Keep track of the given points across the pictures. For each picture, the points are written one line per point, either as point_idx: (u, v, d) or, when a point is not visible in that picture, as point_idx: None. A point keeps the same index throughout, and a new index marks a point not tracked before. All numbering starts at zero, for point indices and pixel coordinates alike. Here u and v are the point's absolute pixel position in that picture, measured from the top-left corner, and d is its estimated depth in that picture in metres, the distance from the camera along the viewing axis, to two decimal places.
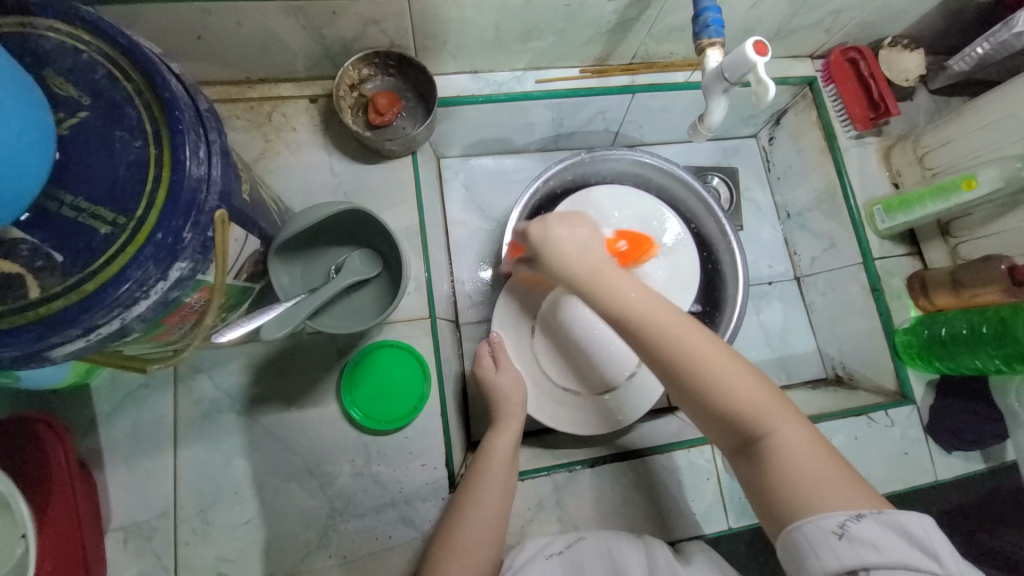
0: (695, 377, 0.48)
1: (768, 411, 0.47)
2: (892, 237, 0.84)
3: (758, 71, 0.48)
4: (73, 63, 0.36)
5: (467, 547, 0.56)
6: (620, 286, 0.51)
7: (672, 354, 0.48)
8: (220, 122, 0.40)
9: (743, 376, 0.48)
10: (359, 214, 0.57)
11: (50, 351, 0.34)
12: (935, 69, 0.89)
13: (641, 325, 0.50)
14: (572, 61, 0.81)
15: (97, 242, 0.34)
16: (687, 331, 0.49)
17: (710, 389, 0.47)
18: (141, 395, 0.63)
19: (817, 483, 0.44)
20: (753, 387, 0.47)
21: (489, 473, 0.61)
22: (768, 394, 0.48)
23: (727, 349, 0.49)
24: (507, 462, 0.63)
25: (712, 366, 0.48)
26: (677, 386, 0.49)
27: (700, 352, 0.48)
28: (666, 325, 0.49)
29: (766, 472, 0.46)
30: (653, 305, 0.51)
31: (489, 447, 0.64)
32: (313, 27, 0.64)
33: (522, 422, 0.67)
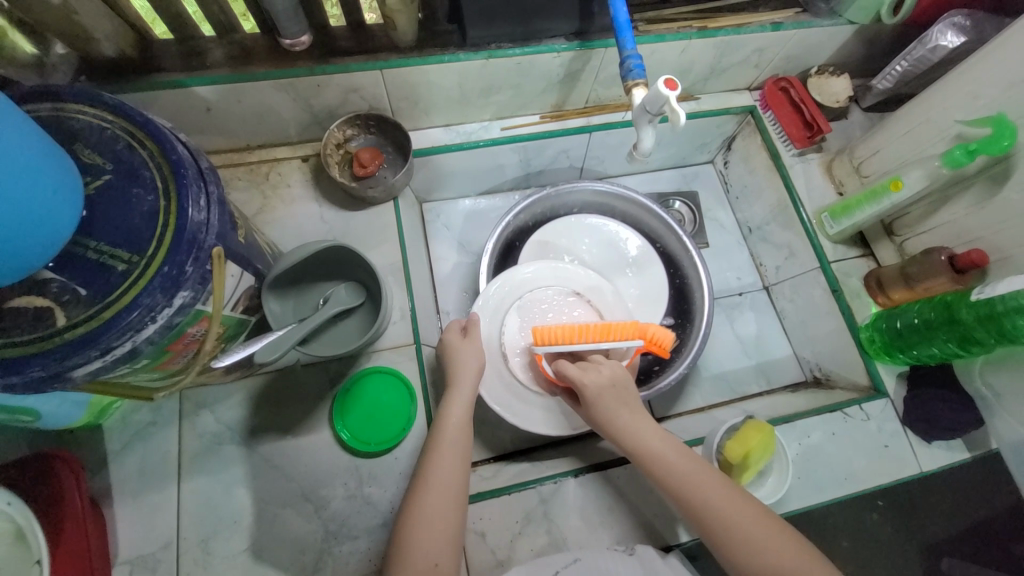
0: (735, 537, 0.54)
1: (792, 556, 0.52)
2: (844, 241, 0.90)
3: (671, 103, 0.57)
4: (99, 138, 0.44)
5: (431, 515, 0.56)
6: (659, 446, 0.61)
7: (711, 517, 0.55)
8: (218, 177, 0.49)
9: (780, 538, 0.53)
10: (340, 250, 0.65)
11: (74, 371, 0.40)
12: (862, 89, 0.99)
13: (679, 486, 0.58)
14: (532, 109, 0.91)
15: (116, 277, 0.41)
16: (720, 491, 0.56)
17: (750, 550, 0.53)
18: (149, 432, 0.68)
19: None
20: (788, 543, 0.53)
21: (445, 441, 0.61)
22: (788, 540, 0.53)
23: (758, 506, 0.56)
24: (461, 431, 0.63)
25: (753, 529, 0.54)
26: (721, 547, 0.54)
27: (736, 514, 0.55)
28: (703, 484, 0.57)
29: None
30: (700, 466, 0.59)
31: (443, 414, 0.64)
32: (302, 98, 0.75)
33: (475, 388, 0.67)
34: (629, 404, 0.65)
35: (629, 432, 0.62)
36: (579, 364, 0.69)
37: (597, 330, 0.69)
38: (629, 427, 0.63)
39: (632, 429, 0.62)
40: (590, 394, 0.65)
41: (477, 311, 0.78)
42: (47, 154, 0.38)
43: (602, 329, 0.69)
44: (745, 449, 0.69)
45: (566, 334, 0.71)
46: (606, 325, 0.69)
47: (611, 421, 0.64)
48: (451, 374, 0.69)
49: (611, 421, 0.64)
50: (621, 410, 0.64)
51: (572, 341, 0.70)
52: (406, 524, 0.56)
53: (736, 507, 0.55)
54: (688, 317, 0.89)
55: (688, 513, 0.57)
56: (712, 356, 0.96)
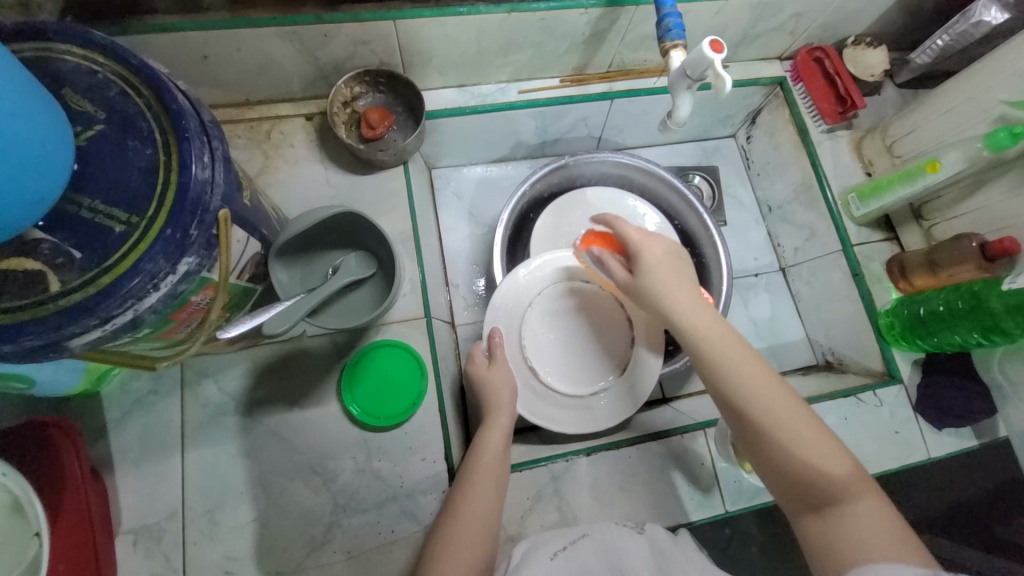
0: (774, 433, 0.52)
1: (830, 463, 0.50)
2: (868, 223, 0.87)
3: (716, 68, 0.52)
4: (89, 83, 0.40)
5: (466, 540, 0.58)
6: (716, 334, 0.57)
7: (757, 412, 0.52)
8: (222, 132, 0.44)
9: (825, 444, 0.51)
10: (351, 217, 0.61)
11: (72, 340, 0.37)
12: (898, 64, 0.94)
13: (728, 376, 0.54)
14: (552, 72, 0.85)
15: (113, 239, 0.37)
16: (774, 394, 0.53)
17: (788, 449, 0.51)
18: (150, 400, 0.65)
19: (878, 539, 0.47)
20: (831, 452, 0.51)
21: (483, 470, 0.62)
22: (832, 450, 0.51)
23: (810, 413, 0.53)
24: (499, 459, 0.64)
25: (795, 430, 0.51)
26: (755, 437, 0.53)
27: (783, 413, 0.52)
28: (756, 381, 0.54)
29: (832, 533, 0.49)
30: (757, 364, 0.55)
31: (479, 443, 0.65)
32: (307, 50, 0.69)
33: (511, 416, 0.68)
34: (686, 281, 0.62)
35: (687, 323, 0.58)
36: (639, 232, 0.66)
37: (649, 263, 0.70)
38: (686, 307, 0.59)
39: (686, 310, 0.59)
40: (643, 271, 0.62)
41: (498, 300, 0.76)
42: (32, 98, 0.33)
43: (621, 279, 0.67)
44: None
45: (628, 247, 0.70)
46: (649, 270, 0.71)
47: (665, 300, 0.60)
48: (486, 401, 0.69)
49: (666, 300, 0.60)
50: (677, 285, 0.60)
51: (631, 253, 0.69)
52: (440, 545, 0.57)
53: (785, 408, 0.52)
54: (704, 297, 0.87)
55: (728, 403, 0.55)
56: None
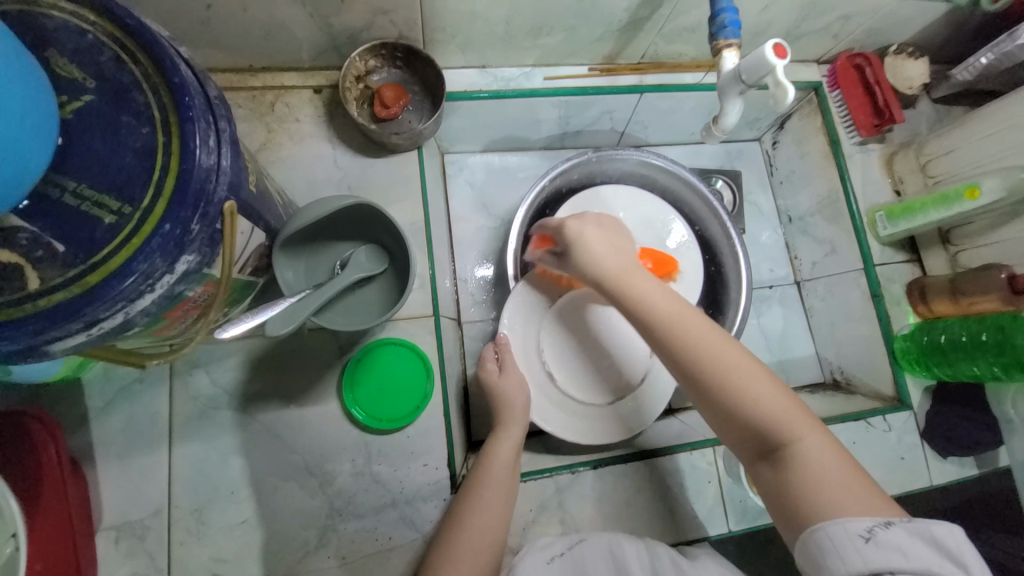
0: (712, 383, 0.48)
1: (779, 407, 0.46)
2: (892, 244, 0.85)
3: (777, 75, 0.48)
4: (78, 45, 0.34)
5: (470, 551, 0.55)
6: (655, 293, 0.52)
7: (692, 359, 0.49)
8: (229, 110, 0.39)
9: (770, 384, 0.47)
10: (363, 208, 0.56)
11: (52, 345, 0.32)
12: (938, 78, 0.89)
13: (660, 324, 0.51)
14: (581, 59, 0.80)
15: (102, 231, 0.32)
16: (729, 349, 0.49)
17: (733, 400, 0.47)
18: (135, 390, 0.61)
19: (833, 488, 0.43)
20: (779, 398, 0.47)
21: (490, 480, 0.59)
22: (782, 396, 0.47)
23: (765, 366, 0.49)
24: (508, 470, 0.61)
25: (744, 369, 0.48)
26: (696, 392, 0.49)
27: (727, 354, 0.48)
28: (690, 326, 0.50)
29: (789, 488, 0.45)
30: (697, 316, 0.51)
31: (490, 452, 0.63)
32: (320, 15, 0.62)
33: (523, 427, 0.66)
34: (617, 244, 0.58)
35: (599, 268, 0.55)
36: (586, 218, 0.60)
37: None
38: (618, 273, 0.54)
39: (609, 263, 0.55)
40: (584, 250, 0.57)
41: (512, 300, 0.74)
42: (9, 62, 0.28)
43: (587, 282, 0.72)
44: None
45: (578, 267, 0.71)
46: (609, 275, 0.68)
47: (605, 266, 0.55)
48: (500, 410, 0.67)
49: (601, 267, 0.55)
50: (592, 241, 0.57)
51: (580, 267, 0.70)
52: (442, 554, 0.55)
53: (730, 354, 0.49)
54: (720, 309, 0.84)
55: (663, 348, 0.51)
56: None
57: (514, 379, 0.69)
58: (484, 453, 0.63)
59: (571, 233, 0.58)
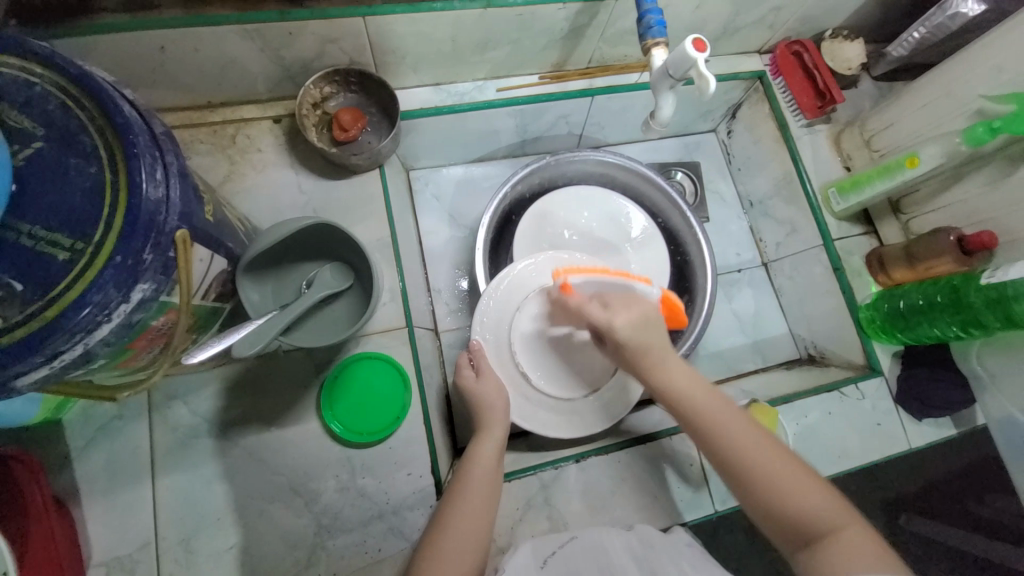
0: (743, 465, 0.52)
1: (805, 486, 0.50)
2: (848, 217, 0.87)
3: (699, 67, 0.51)
4: (26, 96, 0.36)
5: (455, 551, 0.55)
6: (687, 379, 0.57)
7: (726, 446, 0.53)
8: (177, 145, 0.41)
9: (795, 467, 0.51)
10: (324, 229, 0.58)
11: (17, 380, 0.34)
12: (875, 57, 0.94)
13: (695, 412, 0.56)
14: (531, 69, 0.83)
15: (56, 268, 0.34)
16: (756, 437, 0.53)
17: (769, 488, 0.50)
18: (115, 427, 0.62)
19: (856, 555, 0.46)
20: (805, 482, 0.51)
21: (473, 481, 0.60)
22: (807, 479, 0.51)
23: (793, 454, 0.53)
24: (491, 469, 0.62)
25: (771, 456, 0.52)
26: (732, 476, 0.53)
27: (752, 442, 0.53)
28: (729, 419, 0.54)
29: (818, 560, 0.47)
30: (734, 411, 0.55)
31: (472, 455, 0.64)
32: (271, 49, 0.65)
33: (504, 427, 0.67)
34: (658, 338, 0.60)
35: (649, 363, 0.59)
36: (603, 305, 0.63)
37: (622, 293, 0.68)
38: (643, 352, 0.59)
39: (641, 345, 0.59)
40: (613, 326, 0.60)
41: (484, 307, 0.74)
42: None
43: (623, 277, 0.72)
44: None
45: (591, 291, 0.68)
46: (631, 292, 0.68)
47: (641, 351, 0.59)
48: (482, 412, 0.68)
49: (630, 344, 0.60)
50: (648, 343, 0.59)
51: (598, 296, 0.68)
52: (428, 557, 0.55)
53: (753, 438, 0.53)
54: (689, 296, 0.87)
55: (701, 437, 0.55)
56: (709, 335, 0.95)
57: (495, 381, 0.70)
58: (467, 456, 0.64)
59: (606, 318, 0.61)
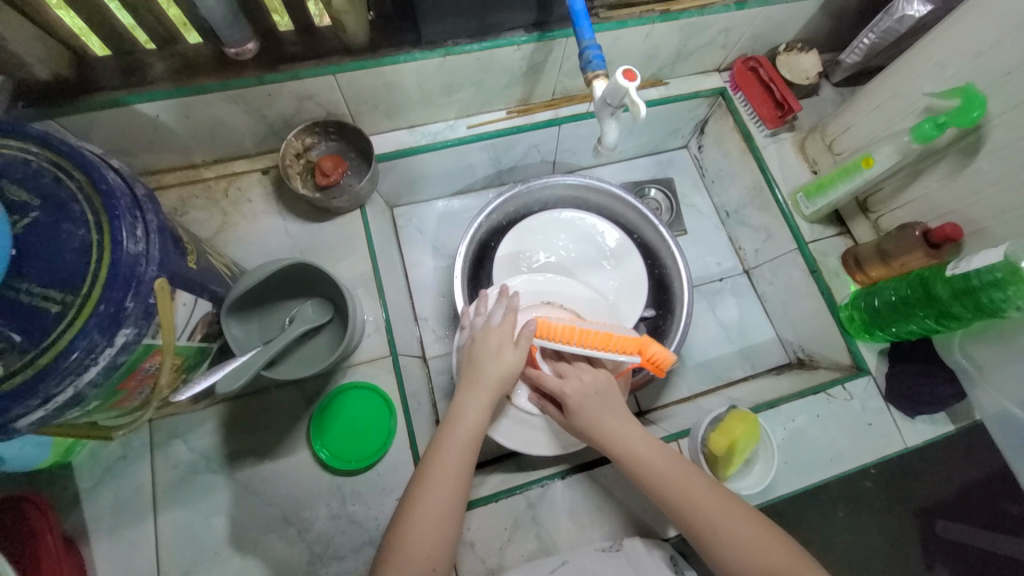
0: (711, 535, 0.55)
1: (771, 550, 0.54)
2: (820, 220, 0.89)
3: (631, 94, 0.54)
4: (24, 172, 0.42)
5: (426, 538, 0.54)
6: (650, 452, 0.61)
7: (692, 516, 0.57)
8: (157, 204, 0.46)
9: (758, 531, 0.55)
10: (302, 268, 0.63)
11: (15, 422, 0.38)
12: (831, 65, 0.97)
13: (661, 484, 0.59)
14: (498, 105, 0.88)
15: (49, 319, 0.39)
16: (719, 506, 0.57)
17: (737, 552, 0.54)
18: (120, 466, 0.66)
19: None
20: (769, 544, 0.54)
21: (452, 458, 0.58)
22: (773, 543, 0.54)
23: (756, 516, 0.56)
24: (471, 447, 0.60)
25: (735, 524, 0.55)
26: (702, 544, 0.56)
27: (716, 511, 0.56)
28: (692, 487, 0.58)
29: None
30: (696, 478, 0.59)
31: (453, 426, 0.61)
32: (254, 109, 0.72)
33: (492, 397, 0.63)
34: (614, 411, 0.64)
35: (613, 438, 0.62)
36: (559, 374, 0.68)
37: (596, 339, 0.68)
38: (610, 436, 0.62)
39: (606, 428, 0.63)
40: (586, 426, 0.64)
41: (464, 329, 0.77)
42: None
43: (604, 339, 0.68)
44: (729, 440, 0.68)
45: (566, 334, 0.69)
46: (606, 335, 0.69)
47: (609, 440, 0.62)
48: (469, 380, 0.65)
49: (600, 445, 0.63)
50: (606, 418, 0.63)
51: (572, 342, 0.68)
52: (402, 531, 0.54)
53: (718, 506, 0.57)
54: (669, 307, 0.88)
55: (669, 508, 0.58)
56: (695, 346, 0.95)
57: (513, 359, 0.65)
58: (447, 425, 0.61)
59: (571, 399, 0.65)
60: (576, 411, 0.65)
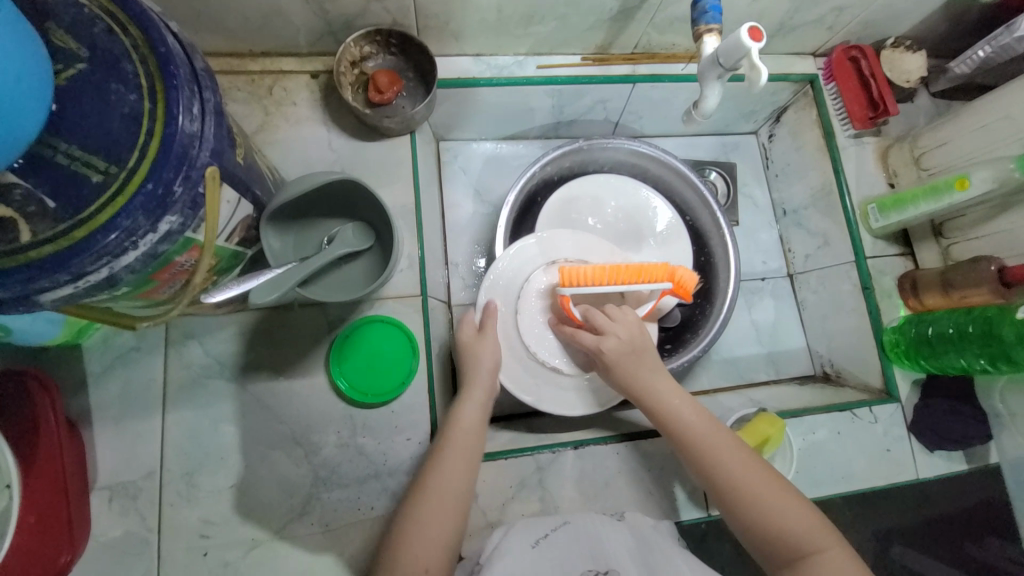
0: (737, 495, 0.55)
1: (798, 520, 0.53)
2: (885, 237, 0.84)
3: (752, 58, 0.49)
4: (73, 17, 0.36)
5: (434, 516, 0.56)
6: (682, 408, 0.60)
7: (719, 476, 0.56)
8: (216, 83, 0.41)
9: (785, 498, 0.55)
10: (349, 186, 0.58)
11: (42, 295, 0.35)
12: (936, 71, 0.89)
13: (694, 443, 0.58)
14: (574, 48, 0.81)
15: (89, 189, 0.34)
16: (750, 470, 0.56)
17: (762, 515, 0.54)
18: (132, 357, 0.64)
19: None
20: (795, 510, 0.54)
21: (456, 440, 0.61)
22: (800, 510, 0.54)
23: (784, 482, 0.56)
24: (474, 431, 0.62)
25: (763, 489, 0.55)
26: (725, 503, 0.56)
27: (745, 473, 0.56)
28: (725, 449, 0.57)
29: None
30: (728, 440, 0.58)
31: (455, 415, 0.63)
32: (316, 1, 0.65)
33: (490, 390, 0.66)
34: (650, 364, 0.63)
35: (647, 390, 0.62)
36: (596, 321, 0.65)
37: (628, 272, 0.67)
38: (643, 389, 0.62)
39: (640, 380, 0.62)
40: (621, 376, 0.63)
41: (497, 270, 0.74)
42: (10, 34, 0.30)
43: (635, 271, 0.67)
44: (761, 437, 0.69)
45: (595, 275, 0.66)
46: (636, 267, 0.67)
47: (641, 391, 0.62)
48: (468, 373, 0.67)
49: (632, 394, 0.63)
50: (643, 370, 0.63)
51: (601, 283, 0.66)
52: (410, 515, 0.56)
53: (748, 469, 0.56)
54: (708, 298, 0.85)
55: (697, 466, 0.58)
56: (723, 341, 0.93)
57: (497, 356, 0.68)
58: (449, 417, 0.63)
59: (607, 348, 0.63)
60: (609, 360, 0.63)
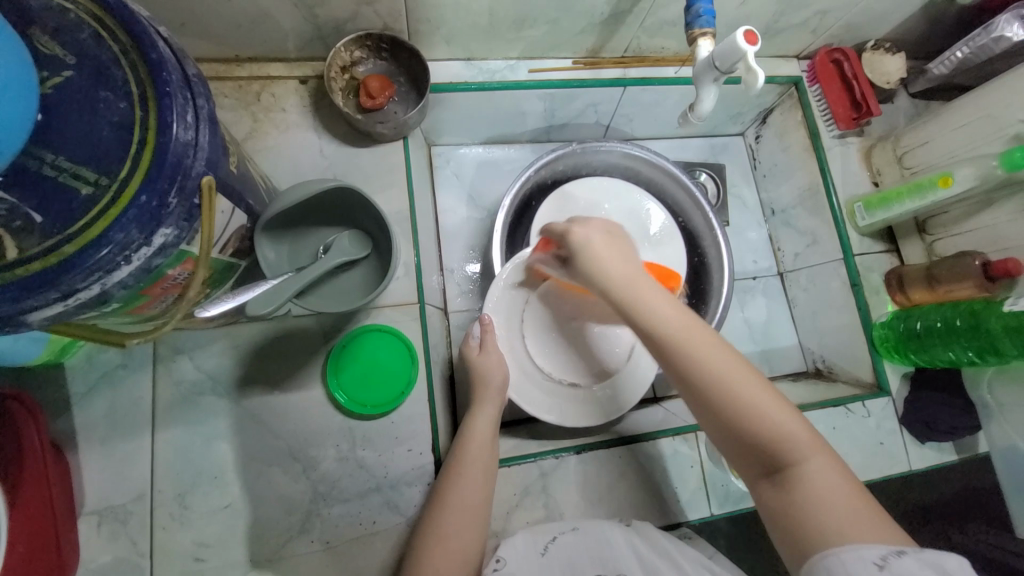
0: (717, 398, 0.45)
1: (786, 429, 0.44)
2: (871, 234, 0.86)
3: (748, 61, 0.50)
4: (59, 23, 0.35)
5: (454, 531, 0.56)
6: (660, 301, 0.48)
7: (699, 376, 0.45)
8: (209, 91, 0.40)
9: (775, 404, 0.45)
10: (345, 193, 0.57)
11: (28, 314, 0.33)
12: (914, 73, 0.91)
13: (672, 340, 0.46)
14: (565, 52, 0.81)
15: (79, 202, 0.33)
16: (739, 371, 0.45)
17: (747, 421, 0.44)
18: (118, 375, 0.61)
19: (840, 512, 0.41)
20: (785, 418, 0.44)
21: (470, 457, 0.61)
22: (792, 419, 0.44)
23: (777, 389, 0.46)
24: (487, 445, 0.63)
25: (750, 393, 0.44)
26: (703, 405, 0.46)
27: (729, 373, 0.45)
28: (710, 348, 0.46)
29: (791, 503, 0.43)
30: (713, 337, 0.47)
31: (467, 431, 0.64)
32: (305, 5, 0.63)
33: (501, 402, 0.67)
34: (624, 253, 0.51)
35: (615, 279, 0.49)
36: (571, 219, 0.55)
37: None
38: (612, 278, 0.49)
39: (607, 267, 0.49)
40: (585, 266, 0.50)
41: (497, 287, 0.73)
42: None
43: None
44: None
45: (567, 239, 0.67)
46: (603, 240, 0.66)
47: (609, 282, 0.49)
48: (478, 386, 0.68)
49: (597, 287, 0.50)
50: (613, 257, 0.50)
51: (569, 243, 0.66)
52: (429, 535, 0.56)
53: (736, 372, 0.45)
54: (703, 298, 0.86)
55: (671, 364, 0.47)
56: None
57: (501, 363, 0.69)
58: (463, 433, 0.64)
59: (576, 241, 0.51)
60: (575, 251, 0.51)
